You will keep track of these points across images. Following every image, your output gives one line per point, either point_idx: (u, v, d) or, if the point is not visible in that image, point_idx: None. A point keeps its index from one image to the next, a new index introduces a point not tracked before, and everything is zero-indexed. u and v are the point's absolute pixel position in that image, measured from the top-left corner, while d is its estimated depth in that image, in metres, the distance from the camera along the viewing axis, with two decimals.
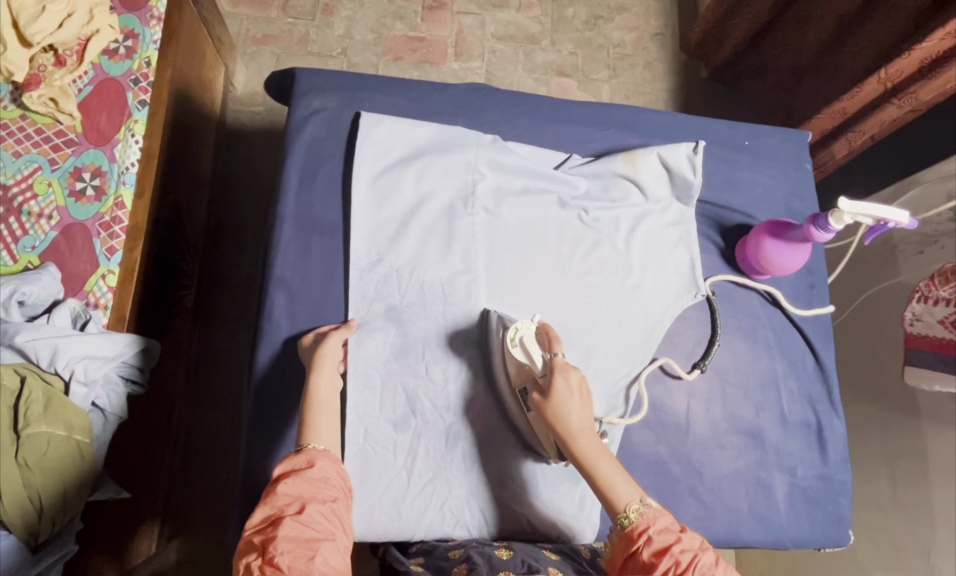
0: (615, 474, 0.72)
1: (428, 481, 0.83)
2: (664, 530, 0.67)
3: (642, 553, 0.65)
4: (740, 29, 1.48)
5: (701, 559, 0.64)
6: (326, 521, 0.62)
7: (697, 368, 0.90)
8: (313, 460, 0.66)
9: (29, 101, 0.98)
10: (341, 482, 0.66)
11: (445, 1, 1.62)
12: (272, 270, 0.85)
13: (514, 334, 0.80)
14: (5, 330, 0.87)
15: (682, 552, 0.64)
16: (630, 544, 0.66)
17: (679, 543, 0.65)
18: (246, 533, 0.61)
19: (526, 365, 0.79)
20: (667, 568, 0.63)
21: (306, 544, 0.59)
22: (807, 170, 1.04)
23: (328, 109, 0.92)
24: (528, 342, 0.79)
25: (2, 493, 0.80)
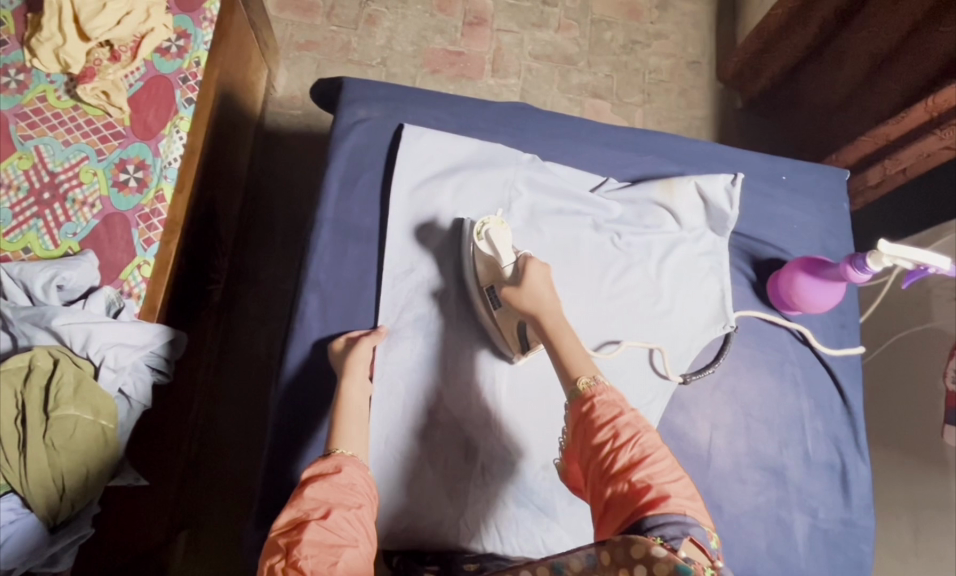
0: (578, 352, 0.73)
1: (444, 490, 0.83)
2: (610, 403, 0.67)
3: (586, 420, 0.66)
4: (778, 62, 1.47)
5: (642, 437, 0.64)
6: (350, 528, 0.62)
7: (682, 377, 0.89)
8: (340, 465, 0.67)
9: (82, 92, 1.02)
10: (366, 488, 0.67)
11: (486, 18, 1.65)
12: (306, 272, 0.86)
13: (479, 227, 0.84)
14: (43, 312, 0.90)
15: (624, 426, 0.64)
16: (578, 411, 0.67)
17: (622, 417, 0.65)
18: (271, 535, 0.61)
19: (492, 258, 0.83)
20: (605, 438, 0.64)
21: (329, 549, 0.59)
22: (845, 209, 1.03)
23: (373, 119, 0.94)
24: (493, 235, 0.83)
25: (29, 471, 0.82)
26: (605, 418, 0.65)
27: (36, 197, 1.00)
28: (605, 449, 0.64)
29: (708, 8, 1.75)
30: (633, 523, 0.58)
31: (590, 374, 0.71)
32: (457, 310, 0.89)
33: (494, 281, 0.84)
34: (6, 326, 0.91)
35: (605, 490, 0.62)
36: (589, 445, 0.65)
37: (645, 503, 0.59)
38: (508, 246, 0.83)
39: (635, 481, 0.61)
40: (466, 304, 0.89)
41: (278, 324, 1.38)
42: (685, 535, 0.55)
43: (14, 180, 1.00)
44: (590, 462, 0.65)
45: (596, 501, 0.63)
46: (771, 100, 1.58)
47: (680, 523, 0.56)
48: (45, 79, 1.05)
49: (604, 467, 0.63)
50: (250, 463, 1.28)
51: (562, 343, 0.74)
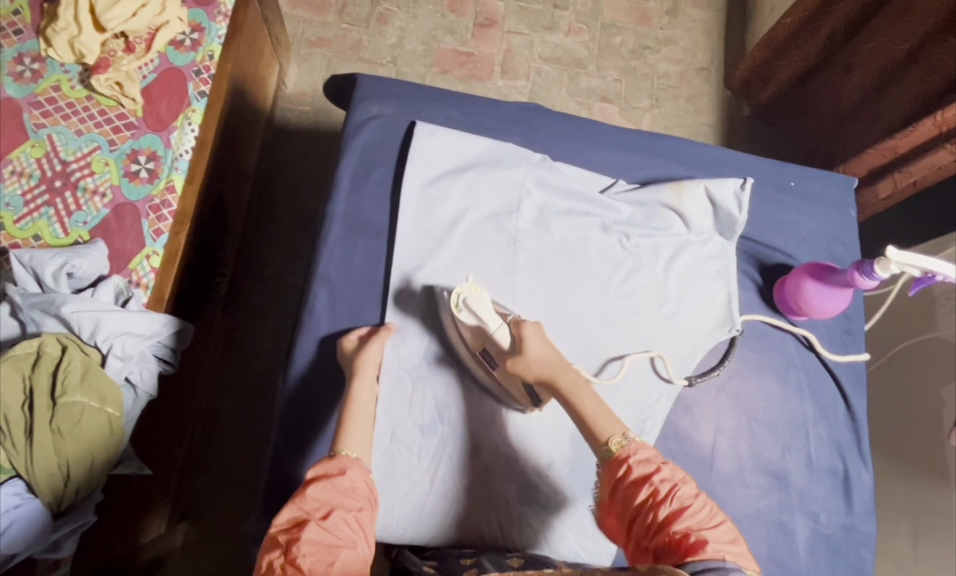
0: (603, 411, 0.72)
1: (447, 485, 0.84)
2: (645, 460, 0.68)
3: (623, 481, 0.66)
4: (786, 70, 1.48)
5: (680, 490, 0.64)
6: (349, 530, 0.62)
7: (687, 380, 0.90)
8: (345, 467, 0.67)
9: (96, 82, 1.03)
10: (368, 492, 0.67)
11: (496, 20, 1.66)
12: (316, 266, 0.87)
13: (456, 299, 0.83)
14: (53, 300, 0.91)
15: (661, 482, 0.65)
16: (613, 472, 0.67)
17: (658, 473, 0.65)
18: (272, 531, 0.62)
19: (477, 325, 0.83)
20: (645, 497, 0.64)
21: (327, 549, 0.59)
22: (852, 217, 1.04)
23: (386, 115, 0.94)
24: (472, 302, 0.82)
25: (35, 457, 0.83)
26: (642, 476, 0.65)
27: (48, 185, 1.00)
28: (645, 507, 0.64)
29: (718, 15, 1.75)
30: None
31: (619, 433, 0.71)
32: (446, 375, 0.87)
33: (485, 343, 0.83)
34: (15, 312, 0.91)
35: (650, 548, 0.62)
36: (630, 506, 0.65)
37: (693, 556, 0.59)
38: (490, 309, 0.83)
39: (677, 534, 0.61)
40: (457, 372, 0.87)
41: (283, 318, 1.38)
42: None
43: (26, 168, 1.01)
44: (632, 522, 0.65)
45: (645, 561, 0.63)
46: (778, 108, 1.59)
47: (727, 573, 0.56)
48: (59, 68, 1.06)
49: (646, 526, 0.63)
50: (251, 457, 1.29)
51: (583, 401, 0.73)
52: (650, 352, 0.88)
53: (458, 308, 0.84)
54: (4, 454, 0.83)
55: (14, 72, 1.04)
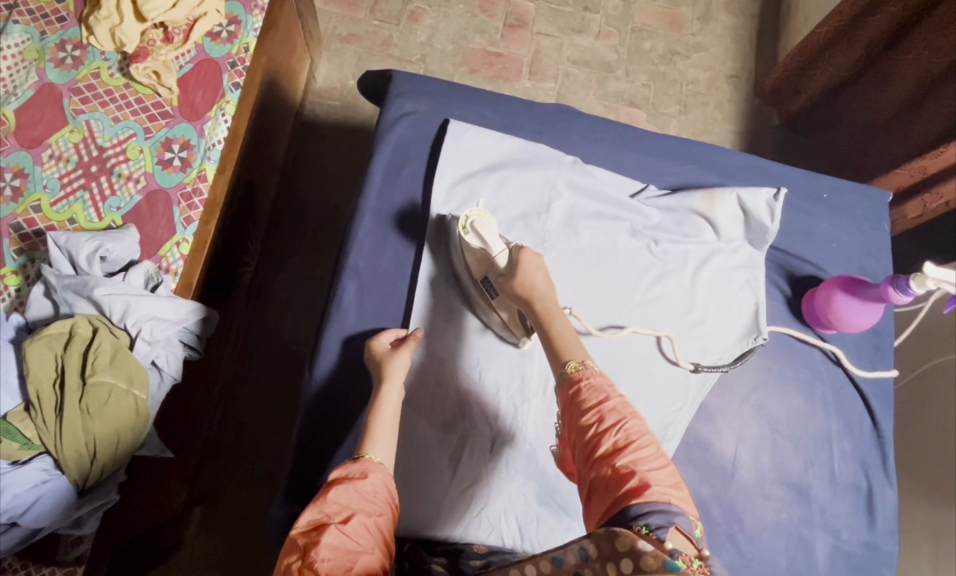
0: (570, 337, 0.71)
1: (466, 481, 0.85)
2: (598, 387, 0.66)
3: (572, 405, 0.65)
4: (820, 79, 1.46)
5: (628, 422, 0.62)
6: (368, 536, 0.61)
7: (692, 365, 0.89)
8: (367, 471, 0.67)
9: (135, 71, 1.06)
10: (388, 498, 0.66)
11: (526, 21, 1.66)
12: (346, 259, 0.89)
13: (464, 221, 0.85)
14: (85, 282, 0.93)
15: (609, 411, 0.63)
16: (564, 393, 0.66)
17: (608, 402, 0.64)
18: (292, 534, 0.61)
19: (482, 249, 0.84)
20: (590, 422, 0.63)
21: (346, 555, 0.58)
22: (885, 231, 1.02)
23: (419, 113, 0.95)
24: (480, 226, 0.84)
25: (64, 435, 0.85)
26: (590, 402, 0.64)
27: (85, 169, 1.03)
28: (589, 433, 0.62)
29: (751, 23, 1.74)
30: (617, 512, 0.57)
31: (579, 359, 0.69)
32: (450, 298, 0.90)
33: (488, 270, 0.84)
34: (49, 293, 0.94)
35: (590, 476, 0.61)
36: (575, 429, 0.64)
37: (631, 491, 0.58)
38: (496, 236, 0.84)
39: (619, 467, 0.60)
40: (463, 303, 0.90)
41: (306, 309, 1.39)
42: (672, 525, 0.55)
43: (64, 153, 1.03)
44: (576, 446, 0.64)
45: (584, 485, 0.63)
46: (810, 118, 1.57)
47: (663, 516, 0.55)
48: (99, 56, 1.08)
49: (588, 451, 0.62)
50: (268, 446, 1.30)
51: (552, 325, 0.73)
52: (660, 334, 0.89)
53: (464, 231, 0.85)
54: (36, 429, 0.86)
55: (56, 58, 1.07)
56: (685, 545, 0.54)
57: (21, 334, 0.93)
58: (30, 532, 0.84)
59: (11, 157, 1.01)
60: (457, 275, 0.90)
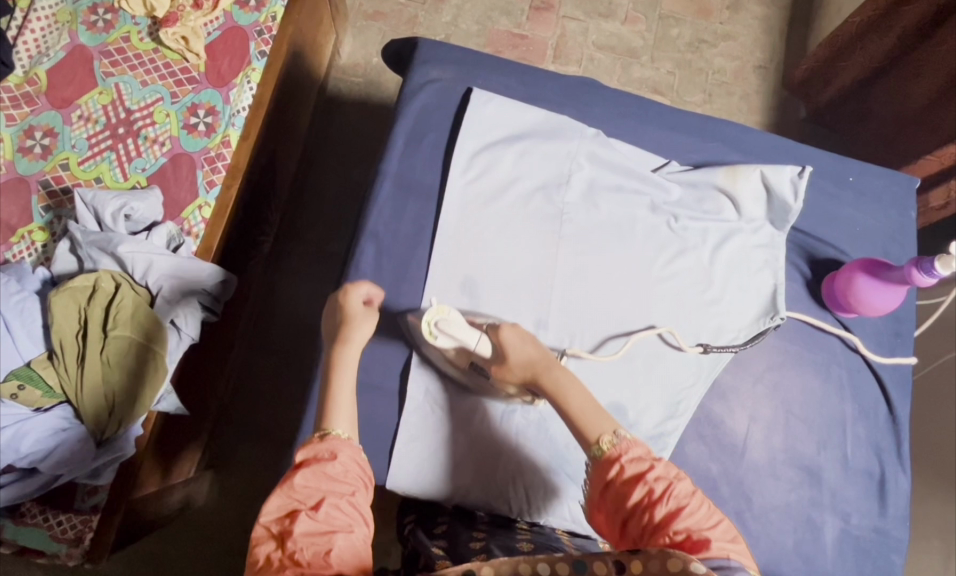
0: (592, 408, 0.71)
1: (473, 446, 0.87)
2: (638, 458, 0.66)
3: (617, 482, 0.65)
4: (849, 71, 1.43)
5: (676, 488, 0.63)
6: (344, 515, 0.64)
7: (698, 346, 0.88)
8: (334, 451, 0.68)
9: (164, 36, 1.07)
10: (359, 473, 0.68)
11: (552, 4, 1.64)
12: (365, 223, 0.89)
13: (428, 328, 0.79)
14: (110, 238, 0.94)
15: (656, 481, 0.63)
16: (604, 473, 0.66)
17: (652, 471, 0.64)
18: (264, 521, 0.63)
19: (458, 344, 0.80)
20: (640, 496, 0.63)
21: (323, 535, 0.61)
22: (911, 217, 1.00)
23: (443, 80, 0.96)
24: (444, 324, 0.79)
25: (85, 384, 0.88)
26: (636, 474, 0.64)
27: (112, 131, 1.05)
28: (641, 507, 0.62)
29: (782, 12, 1.70)
30: None
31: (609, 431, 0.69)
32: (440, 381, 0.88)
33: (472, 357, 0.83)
34: (74, 248, 0.96)
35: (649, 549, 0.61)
36: (625, 506, 0.63)
37: (697, 554, 0.58)
38: (464, 325, 0.79)
39: (677, 535, 0.60)
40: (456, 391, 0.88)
41: (322, 280, 1.40)
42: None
43: (93, 114, 1.05)
44: (626, 523, 0.63)
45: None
46: (837, 111, 1.54)
47: (733, 572, 0.57)
48: (130, 20, 1.10)
49: (643, 527, 0.62)
50: (279, 413, 1.32)
51: (569, 401, 0.72)
52: (655, 328, 0.88)
53: (432, 336, 0.80)
54: (58, 377, 0.88)
55: (88, 21, 1.08)
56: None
57: (46, 287, 0.95)
58: (51, 478, 0.87)
59: (42, 116, 1.04)
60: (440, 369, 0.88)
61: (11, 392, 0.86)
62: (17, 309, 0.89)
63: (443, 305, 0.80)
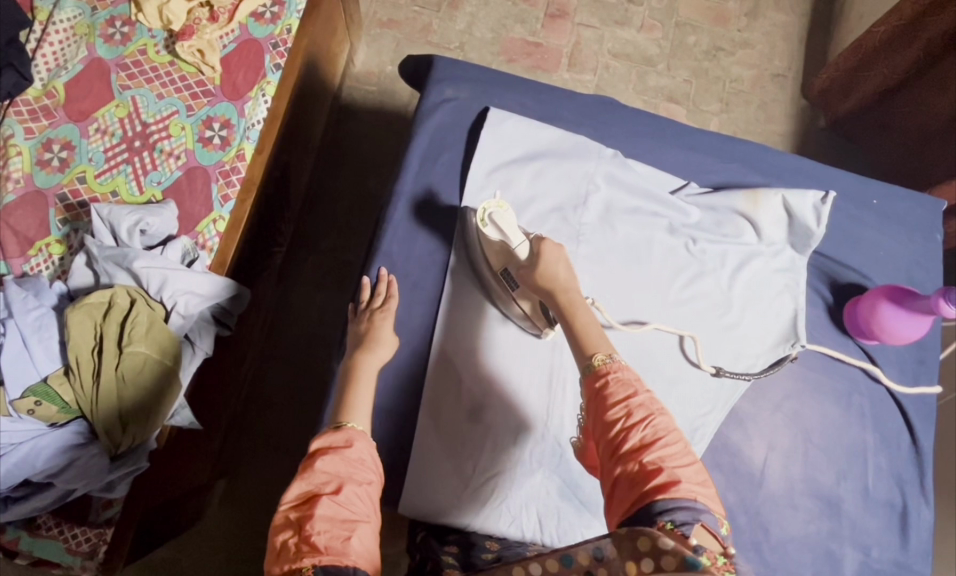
0: (596, 329, 0.71)
1: (487, 417, 0.86)
2: (625, 381, 0.65)
3: (599, 397, 0.65)
4: (871, 82, 1.40)
5: (655, 419, 0.62)
6: (361, 503, 0.64)
7: (713, 369, 0.87)
8: (351, 439, 0.68)
9: (180, 48, 1.07)
10: (375, 464, 0.68)
11: (568, 12, 1.63)
12: (380, 243, 0.89)
13: (482, 215, 0.84)
14: (126, 254, 0.95)
15: (637, 406, 0.63)
16: (590, 385, 0.66)
17: (636, 398, 0.63)
18: (283, 508, 0.64)
19: (502, 241, 0.84)
20: (617, 416, 0.63)
21: (342, 524, 0.61)
22: (936, 241, 0.98)
23: (459, 99, 0.95)
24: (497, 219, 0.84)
25: (98, 396, 0.88)
26: (619, 398, 0.64)
27: (128, 144, 1.05)
28: (616, 427, 0.63)
29: (802, 20, 1.68)
30: (643, 505, 0.58)
31: (605, 351, 0.69)
32: (460, 311, 0.89)
33: (508, 263, 0.84)
34: (90, 262, 0.96)
35: (615, 470, 0.62)
36: (601, 423, 0.64)
37: (657, 484, 0.58)
38: (514, 225, 0.84)
39: (646, 464, 0.60)
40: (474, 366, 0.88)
41: (334, 291, 1.40)
42: (697, 521, 0.56)
43: (109, 127, 1.06)
44: (601, 439, 0.64)
45: (606, 478, 0.63)
46: (858, 121, 1.51)
47: (689, 511, 0.56)
48: (147, 33, 1.10)
49: (613, 447, 0.62)
50: (291, 426, 1.32)
51: (576, 318, 0.72)
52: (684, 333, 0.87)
53: (483, 223, 0.85)
54: (73, 394, 0.89)
55: (105, 34, 1.09)
56: (708, 541, 0.56)
57: (63, 301, 0.96)
58: (64, 492, 0.88)
59: (60, 129, 1.04)
60: (475, 265, 0.89)
61: (28, 408, 0.87)
62: (35, 324, 0.90)
63: (502, 201, 0.86)
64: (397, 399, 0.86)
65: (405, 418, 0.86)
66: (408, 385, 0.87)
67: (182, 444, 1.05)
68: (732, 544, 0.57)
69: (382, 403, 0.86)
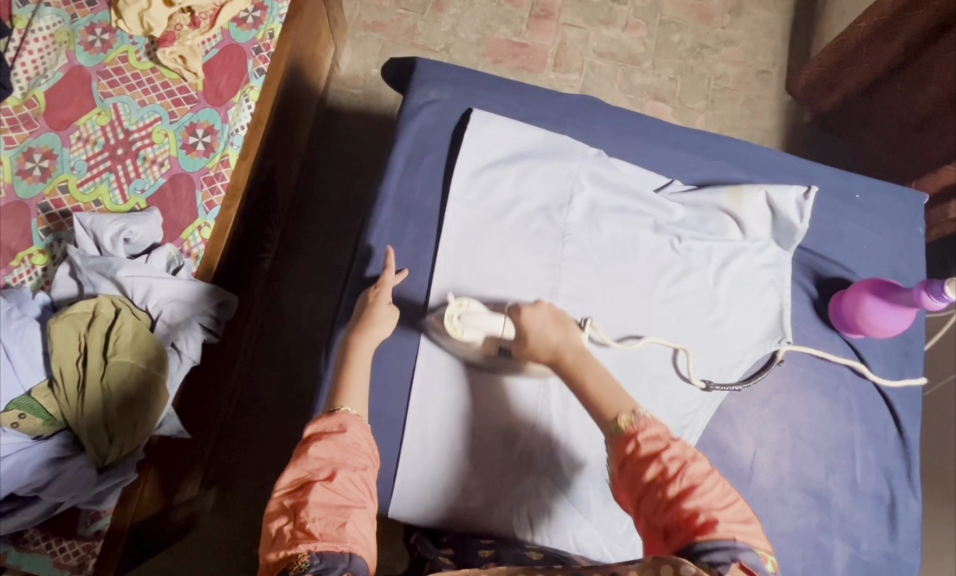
0: (608, 386, 0.70)
1: (475, 427, 0.87)
2: (654, 436, 0.64)
3: (631, 457, 0.63)
4: (855, 77, 1.41)
5: (691, 468, 0.61)
6: (355, 488, 0.66)
7: (704, 382, 0.87)
8: (344, 423, 0.69)
9: (161, 55, 1.06)
10: (369, 449, 0.69)
11: (553, 12, 1.63)
12: (365, 246, 0.89)
13: (454, 326, 0.81)
14: (109, 263, 0.94)
15: (670, 459, 0.61)
16: (621, 449, 0.65)
17: (668, 450, 0.62)
18: (278, 495, 0.65)
19: (485, 335, 0.81)
20: (654, 474, 0.61)
21: (337, 510, 0.63)
22: (919, 234, 0.99)
23: (442, 101, 0.95)
24: (470, 318, 0.80)
25: (86, 401, 0.88)
26: (651, 453, 0.62)
27: (111, 152, 1.04)
28: (654, 485, 0.61)
29: (785, 16, 1.69)
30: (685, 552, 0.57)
31: (628, 409, 0.67)
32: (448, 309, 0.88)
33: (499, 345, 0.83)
34: (74, 272, 0.95)
35: (660, 526, 0.60)
36: (640, 484, 0.62)
37: (704, 533, 0.57)
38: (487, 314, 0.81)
39: (688, 513, 0.58)
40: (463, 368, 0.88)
41: (323, 295, 1.40)
42: (734, 561, 0.55)
43: (91, 135, 1.04)
44: (641, 499, 0.62)
45: (654, 537, 0.61)
46: (844, 115, 1.51)
47: (734, 551, 0.55)
48: (128, 40, 1.09)
49: (656, 502, 0.61)
50: (282, 433, 1.31)
51: (585, 381, 0.71)
52: (679, 347, 0.87)
53: (459, 331, 0.81)
54: (57, 404, 0.88)
55: (85, 41, 1.08)
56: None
57: (47, 312, 0.95)
58: (53, 504, 0.87)
59: (41, 138, 1.03)
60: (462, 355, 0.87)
61: (12, 421, 0.86)
62: (16, 336, 0.88)
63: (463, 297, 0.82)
64: (384, 403, 0.86)
65: (393, 422, 0.86)
66: (395, 389, 0.87)
67: (171, 451, 1.04)
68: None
69: (371, 408, 0.85)
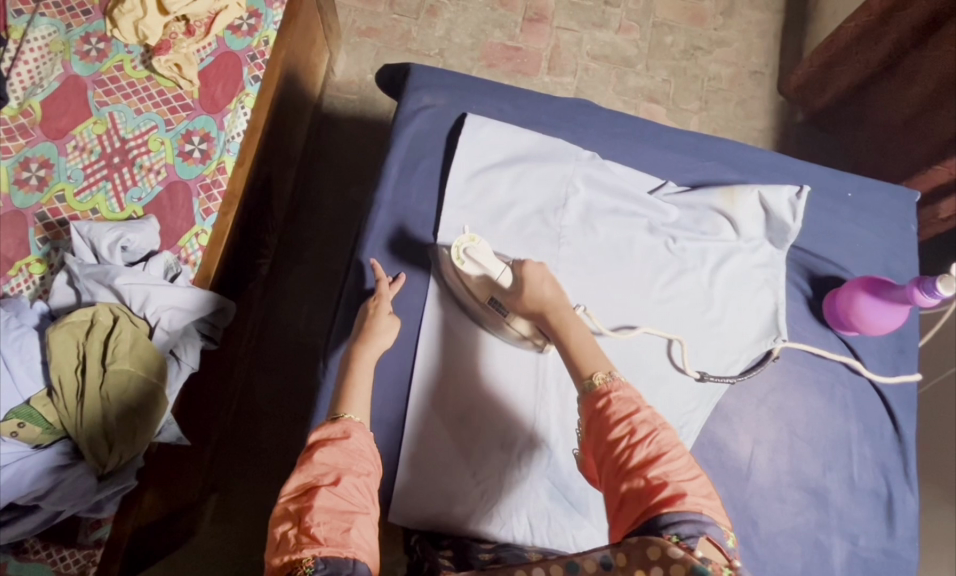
0: (589, 347, 0.72)
1: (473, 429, 0.87)
2: (627, 399, 0.66)
3: (601, 415, 0.66)
4: (846, 76, 1.42)
5: (659, 434, 0.63)
6: (360, 494, 0.66)
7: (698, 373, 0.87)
8: (349, 430, 0.70)
9: (157, 63, 1.07)
10: (373, 456, 0.70)
11: (546, 15, 1.64)
12: (362, 251, 0.89)
13: (457, 253, 0.83)
14: (106, 271, 0.94)
15: (640, 423, 0.64)
16: (592, 406, 0.67)
17: (638, 414, 0.64)
18: (282, 500, 0.66)
19: (480, 274, 0.83)
20: (621, 434, 0.64)
21: (342, 515, 0.63)
22: (912, 232, 1.00)
23: (437, 106, 0.96)
24: (472, 255, 0.82)
25: (86, 410, 0.88)
26: (622, 415, 0.64)
27: (107, 160, 1.04)
28: (620, 446, 0.63)
29: (777, 17, 1.70)
30: (648, 516, 0.59)
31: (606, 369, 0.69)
32: (447, 311, 0.89)
33: (494, 292, 0.84)
34: (72, 281, 0.95)
35: (621, 487, 0.62)
36: (605, 441, 0.64)
37: (665, 499, 0.59)
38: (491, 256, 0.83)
39: (650, 477, 0.61)
40: (461, 368, 0.89)
41: (321, 300, 1.40)
42: (702, 534, 0.56)
43: (88, 144, 1.05)
44: (604, 457, 0.65)
45: (613, 497, 0.63)
46: (836, 114, 1.52)
47: (697, 523, 0.57)
48: (123, 49, 1.09)
49: (619, 462, 0.63)
50: (282, 439, 1.31)
51: (568, 336, 0.74)
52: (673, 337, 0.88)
53: (460, 261, 0.83)
54: (57, 414, 0.88)
55: (81, 50, 1.08)
56: (712, 554, 0.57)
57: (45, 321, 0.95)
58: (52, 514, 0.87)
59: (37, 147, 1.03)
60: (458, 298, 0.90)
61: (11, 432, 0.85)
62: (15, 345, 0.88)
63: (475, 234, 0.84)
64: (382, 407, 0.86)
65: (392, 425, 0.86)
66: (394, 393, 0.87)
67: (172, 459, 1.05)
68: (738, 558, 0.57)
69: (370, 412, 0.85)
